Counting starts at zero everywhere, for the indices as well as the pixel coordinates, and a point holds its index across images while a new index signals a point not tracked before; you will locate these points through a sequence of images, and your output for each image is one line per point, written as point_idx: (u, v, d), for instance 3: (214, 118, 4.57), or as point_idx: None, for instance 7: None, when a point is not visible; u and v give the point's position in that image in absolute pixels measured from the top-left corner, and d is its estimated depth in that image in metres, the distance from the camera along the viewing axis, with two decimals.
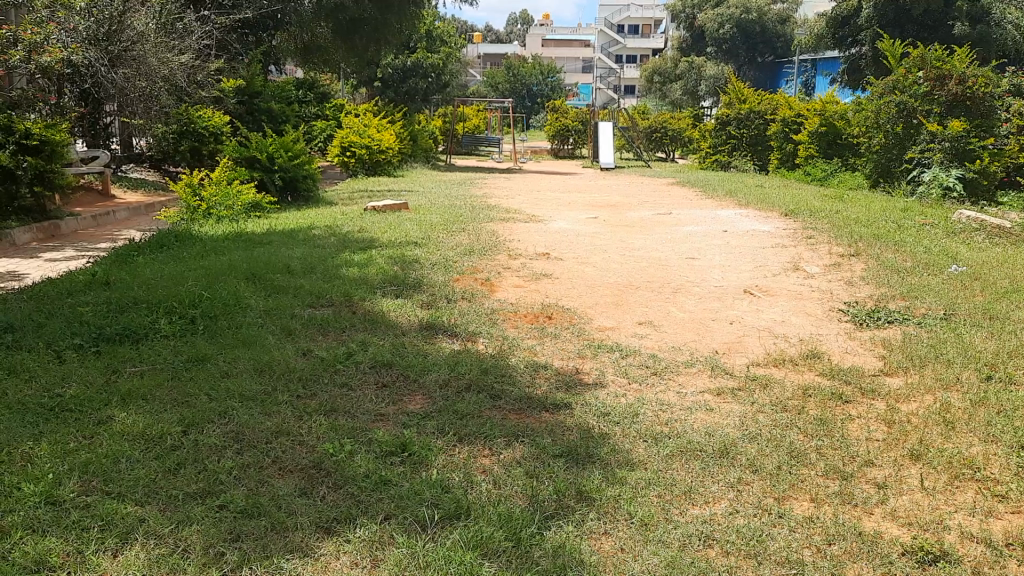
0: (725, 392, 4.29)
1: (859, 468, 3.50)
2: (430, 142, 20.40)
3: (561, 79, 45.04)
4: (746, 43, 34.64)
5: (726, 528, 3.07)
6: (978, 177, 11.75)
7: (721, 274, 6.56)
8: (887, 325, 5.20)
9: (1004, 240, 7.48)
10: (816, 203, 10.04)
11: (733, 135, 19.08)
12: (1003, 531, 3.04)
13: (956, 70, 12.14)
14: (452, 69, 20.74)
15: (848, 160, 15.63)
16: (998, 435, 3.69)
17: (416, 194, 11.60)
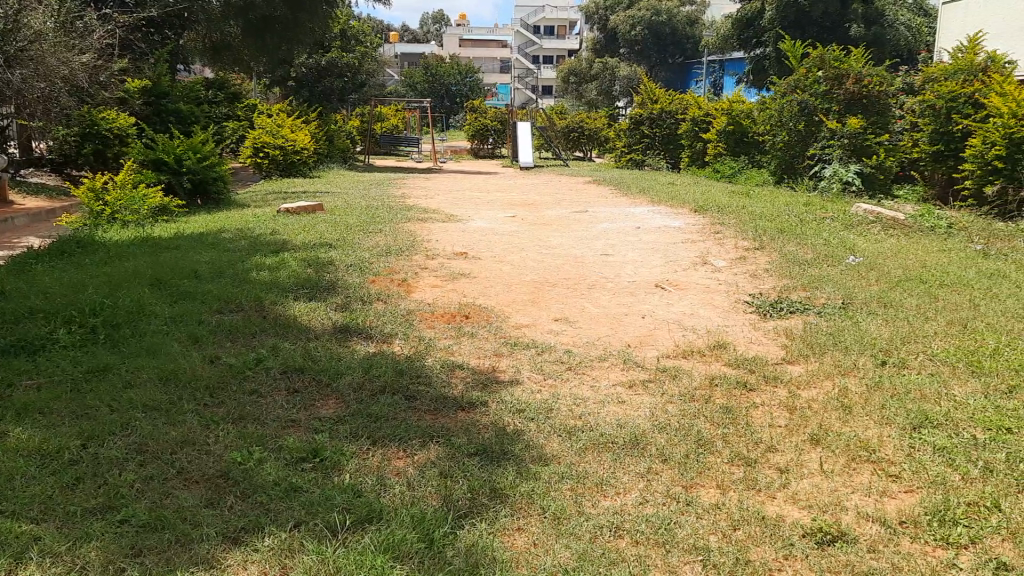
0: (637, 384, 4.37)
1: (762, 454, 3.62)
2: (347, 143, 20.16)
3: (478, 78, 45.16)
4: (657, 45, 35.48)
5: (636, 518, 3.13)
6: (875, 173, 12.19)
7: (634, 269, 6.68)
8: (789, 315, 5.37)
9: (897, 232, 7.84)
10: (724, 199, 10.34)
11: (646, 134, 19.45)
12: (897, 510, 3.19)
13: (853, 69, 12.60)
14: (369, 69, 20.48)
15: (755, 157, 16.09)
16: (891, 417, 3.85)
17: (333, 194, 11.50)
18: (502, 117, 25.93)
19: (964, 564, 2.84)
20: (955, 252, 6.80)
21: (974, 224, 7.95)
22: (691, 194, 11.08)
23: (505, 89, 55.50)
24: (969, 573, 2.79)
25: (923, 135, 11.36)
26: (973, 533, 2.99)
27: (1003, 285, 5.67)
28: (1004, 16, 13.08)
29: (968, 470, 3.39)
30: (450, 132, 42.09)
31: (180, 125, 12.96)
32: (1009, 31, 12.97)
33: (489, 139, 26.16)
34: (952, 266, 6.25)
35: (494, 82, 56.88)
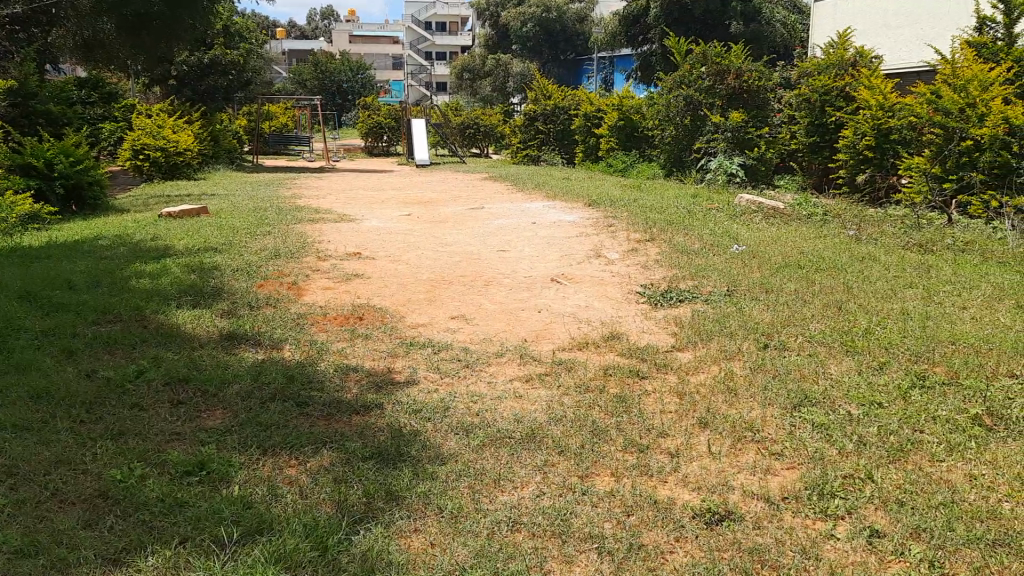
0: (533, 378, 4.40)
1: (654, 440, 3.71)
2: (232, 143, 19.49)
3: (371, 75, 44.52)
4: (549, 41, 35.84)
5: (533, 511, 3.15)
6: (756, 164, 12.78)
7: (530, 265, 6.72)
8: (679, 303, 5.52)
9: (778, 220, 8.20)
10: (616, 192, 10.54)
11: (540, 130, 19.63)
12: (780, 486, 3.32)
13: (733, 65, 13.05)
14: (257, 67, 19.84)
15: (645, 151, 16.51)
16: (774, 398, 4.02)
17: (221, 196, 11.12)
18: (396, 114, 25.66)
19: (841, 534, 2.99)
20: (830, 238, 7.17)
21: (847, 211, 8.39)
22: (585, 189, 11.25)
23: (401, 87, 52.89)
24: (845, 542, 2.94)
25: (800, 127, 11.92)
26: (849, 504, 3.14)
27: (873, 268, 6.00)
28: (871, 14, 13.86)
29: (844, 445, 3.56)
30: (342, 130, 41.34)
31: (48, 126, 12.31)
32: (876, 29, 13.75)
33: (384, 137, 25.87)
34: (828, 251, 6.58)
35: (388, 79, 56.23)
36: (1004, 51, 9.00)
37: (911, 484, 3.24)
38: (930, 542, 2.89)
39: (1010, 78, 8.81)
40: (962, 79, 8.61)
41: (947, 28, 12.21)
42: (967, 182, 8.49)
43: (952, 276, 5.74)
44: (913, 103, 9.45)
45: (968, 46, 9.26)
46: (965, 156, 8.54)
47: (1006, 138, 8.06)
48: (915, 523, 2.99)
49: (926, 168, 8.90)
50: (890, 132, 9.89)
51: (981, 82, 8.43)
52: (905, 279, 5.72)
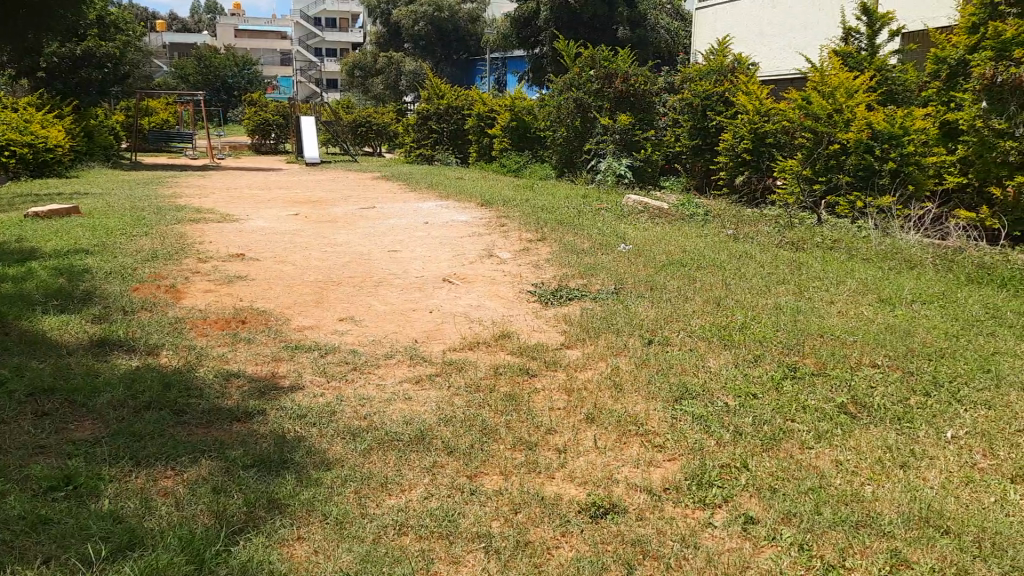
0: (423, 379, 4.37)
1: (542, 437, 3.75)
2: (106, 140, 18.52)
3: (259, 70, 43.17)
4: (441, 40, 35.75)
5: (420, 513, 3.13)
6: (643, 166, 13.17)
7: (422, 265, 6.68)
8: (569, 302, 5.61)
9: (663, 220, 8.46)
10: (509, 192, 10.62)
11: (434, 129, 19.55)
12: (662, 478, 3.42)
13: (620, 68, 13.38)
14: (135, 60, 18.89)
15: (538, 152, 16.75)
16: (657, 392, 4.14)
17: (92, 195, 10.54)
18: (284, 111, 25.06)
19: (718, 522, 3.10)
20: (710, 237, 7.44)
21: (726, 211, 8.75)
22: (477, 188, 11.30)
23: (288, 81, 50.38)
24: (722, 529, 3.05)
25: (684, 130, 12.35)
26: (725, 492, 3.27)
27: (750, 265, 6.28)
28: (748, 23, 14.51)
29: (722, 435, 3.71)
30: (228, 127, 39.89)
31: None
32: (753, 37, 14.40)
33: (272, 134, 25.19)
34: (708, 250, 6.83)
35: (276, 74, 54.31)
36: (868, 61, 9.60)
37: (782, 471, 3.40)
38: (799, 526, 3.03)
39: (872, 86, 9.39)
40: (829, 86, 9.12)
41: (816, 38, 12.92)
42: (834, 183, 9.01)
43: (820, 272, 6.07)
44: (786, 108, 9.94)
45: (835, 55, 9.81)
46: (833, 159, 9.04)
47: (869, 142, 8.58)
48: (786, 509, 3.13)
49: (798, 170, 9.37)
50: (766, 136, 10.37)
51: (847, 89, 8.95)
52: (779, 275, 6.00)
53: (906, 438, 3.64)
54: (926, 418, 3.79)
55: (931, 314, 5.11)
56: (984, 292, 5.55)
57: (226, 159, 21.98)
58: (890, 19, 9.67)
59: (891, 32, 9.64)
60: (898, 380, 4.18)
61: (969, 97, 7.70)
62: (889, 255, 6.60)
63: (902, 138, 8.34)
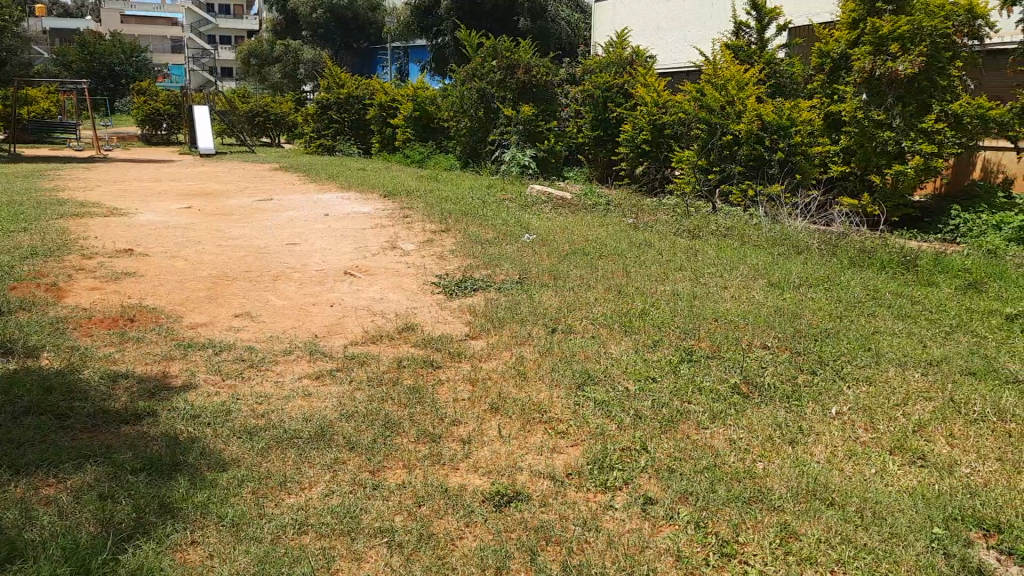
0: (323, 374, 4.28)
1: (446, 429, 3.73)
2: None
3: (149, 58, 41.31)
4: (340, 28, 35.24)
5: (321, 511, 3.06)
6: (547, 156, 13.30)
7: (322, 257, 6.55)
8: (472, 292, 5.61)
9: (565, 210, 8.56)
10: (412, 184, 10.52)
11: (334, 119, 19.17)
12: (564, 463, 3.46)
13: (523, 60, 13.45)
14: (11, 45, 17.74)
15: (442, 143, 16.69)
16: (560, 379, 4.18)
17: None
18: (176, 100, 24.09)
19: (619, 504, 3.16)
20: (610, 226, 7.57)
21: (626, 201, 8.94)
22: (380, 179, 11.16)
23: (180, 70, 48.45)
24: (622, 511, 3.11)
25: (586, 122, 12.55)
26: (625, 475, 3.34)
27: (648, 253, 6.43)
28: (645, 16, 14.81)
29: (622, 419, 3.78)
30: (116, 118, 38.02)
31: None
32: (650, 30, 14.72)
33: (163, 124, 24.17)
34: (609, 239, 6.96)
35: (167, 62, 52.12)
36: (757, 54, 9.95)
37: (679, 452, 3.49)
38: (696, 504, 3.13)
39: (762, 79, 9.74)
40: (722, 79, 9.44)
41: (710, 31, 13.33)
42: (728, 173, 9.34)
43: (714, 258, 6.27)
44: (682, 100, 10.21)
45: (727, 49, 10.14)
46: (726, 150, 9.35)
47: (760, 133, 8.92)
48: (683, 488, 3.22)
49: (694, 161, 9.66)
50: (664, 127, 10.61)
51: (738, 82, 9.27)
52: (676, 262, 6.17)
53: (795, 415, 3.81)
54: (813, 396, 3.97)
55: (817, 297, 5.35)
56: (865, 275, 5.86)
57: (114, 151, 20.94)
58: (778, 14, 10.05)
59: (779, 27, 10.02)
60: (787, 360, 4.37)
61: (850, 89, 8.10)
62: (779, 241, 6.88)
63: (789, 129, 8.71)
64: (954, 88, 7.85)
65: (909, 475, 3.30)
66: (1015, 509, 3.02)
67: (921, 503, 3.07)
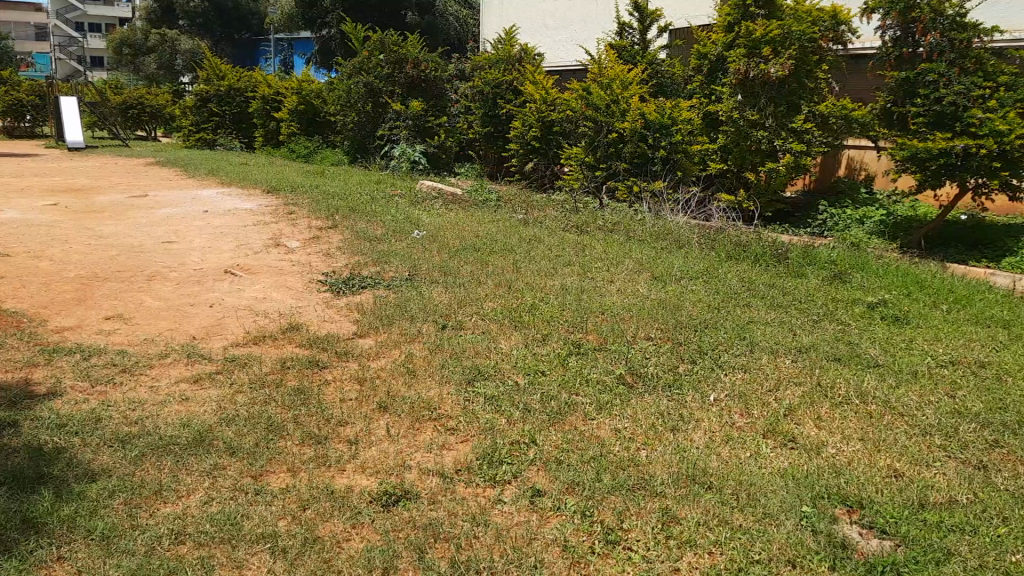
0: (202, 378, 4.11)
1: (333, 429, 3.66)
2: None
3: (10, 45, 38.56)
4: (220, 19, 33.96)
5: (200, 519, 2.94)
6: (437, 152, 13.30)
7: (202, 256, 6.30)
8: (360, 290, 5.52)
9: (456, 205, 8.56)
10: (298, 180, 10.25)
11: (215, 112, 18.48)
12: (454, 460, 3.45)
13: (410, 54, 13.33)
14: None
15: (328, 137, 16.40)
16: (450, 376, 4.17)
17: None
18: (41, 90, 22.60)
19: (508, 498, 3.18)
20: (500, 222, 7.61)
21: (516, 197, 9.02)
22: (263, 175, 10.83)
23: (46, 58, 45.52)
24: (511, 505, 3.13)
25: (477, 118, 12.57)
26: (514, 469, 3.36)
27: (538, 248, 6.50)
28: (533, 14, 14.96)
29: (512, 414, 3.81)
30: None
31: None
32: (538, 28, 14.88)
33: (27, 116, 22.62)
34: (499, 235, 6.99)
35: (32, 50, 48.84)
36: (640, 54, 10.24)
37: (567, 444, 3.55)
38: (583, 494, 3.19)
39: (645, 79, 10.06)
40: (607, 78, 9.68)
41: (595, 32, 13.61)
42: (613, 170, 9.58)
43: (602, 253, 6.41)
44: (570, 97, 10.40)
45: (611, 49, 10.38)
46: (612, 147, 9.59)
47: (643, 131, 9.22)
48: (570, 479, 3.28)
49: (581, 157, 9.85)
50: (552, 124, 10.78)
51: (622, 81, 9.56)
52: (564, 257, 6.27)
53: (676, 403, 3.94)
54: (692, 384, 4.13)
55: (696, 289, 5.56)
56: (740, 268, 6.13)
57: None
58: (659, 16, 10.38)
59: (660, 28, 10.36)
60: (670, 351, 4.52)
61: (727, 90, 8.46)
62: (662, 236, 7.10)
63: (671, 127, 9.02)
64: (820, 90, 8.34)
65: (781, 456, 3.48)
66: (875, 485, 3.23)
67: (791, 483, 3.24)
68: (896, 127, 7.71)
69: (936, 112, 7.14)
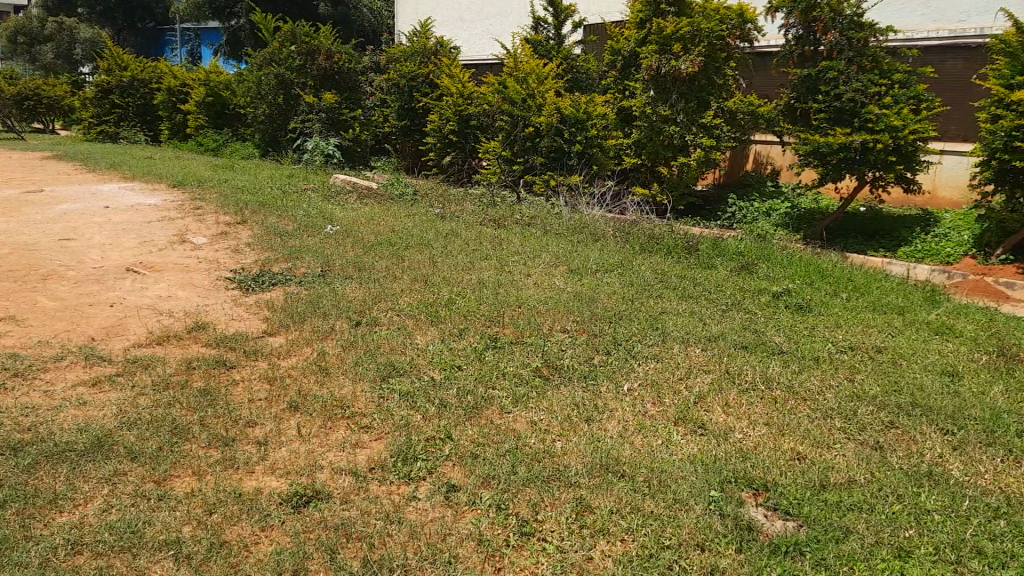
0: (101, 381, 3.94)
1: (241, 430, 3.56)
2: None
3: None
4: (124, 7, 32.62)
5: (98, 527, 2.82)
6: (352, 145, 13.15)
7: (100, 253, 6.03)
8: (271, 287, 5.39)
9: (372, 200, 8.45)
10: (206, 174, 9.93)
11: (117, 104, 17.75)
12: (366, 458, 3.40)
13: (323, 45, 12.98)
14: None
15: (238, 130, 15.99)
16: (364, 372, 4.11)
17: None
18: None
19: (422, 494, 3.16)
20: (415, 216, 7.55)
21: (433, 191, 8.97)
22: (170, 169, 10.45)
23: None
24: (425, 501, 3.10)
25: (392, 111, 12.53)
26: (429, 465, 3.34)
27: (454, 243, 6.48)
28: (450, 8, 14.86)
29: (427, 409, 3.78)
30: None
31: None
32: (456, 22, 14.80)
33: None
34: (415, 229, 6.93)
35: None
36: (556, 49, 10.30)
37: (482, 437, 3.55)
38: (498, 487, 3.19)
39: (560, 74, 10.14)
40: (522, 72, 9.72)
41: (510, 26, 13.62)
42: (530, 164, 9.63)
43: (518, 247, 6.43)
44: (485, 91, 10.39)
45: (526, 43, 10.41)
46: (528, 141, 9.64)
47: (559, 125, 9.30)
48: (485, 472, 3.27)
49: (498, 151, 9.87)
50: (470, 118, 10.77)
51: (538, 76, 9.61)
52: (481, 251, 6.27)
53: (591, 394, 3.99)
54: (607, 374, 4.19)
55: (611, 281, 5.63)
56: (653, 260, 6.25)
57: None
58: (572, 11, 10.46)
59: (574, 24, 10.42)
60: (585, 342, 4.57)
61: (639, 86, 8.59)
62: (578, 229, 7.18)
63: (586, 122, 9.11)
64: (729, 87, 8.57)
65: (690, 443, 3.56)
66: (780, 468, 3.33)
67: (700, 468, 3.32)
68: (799, 123, 7.99)
69: (836, 109, 7.43)
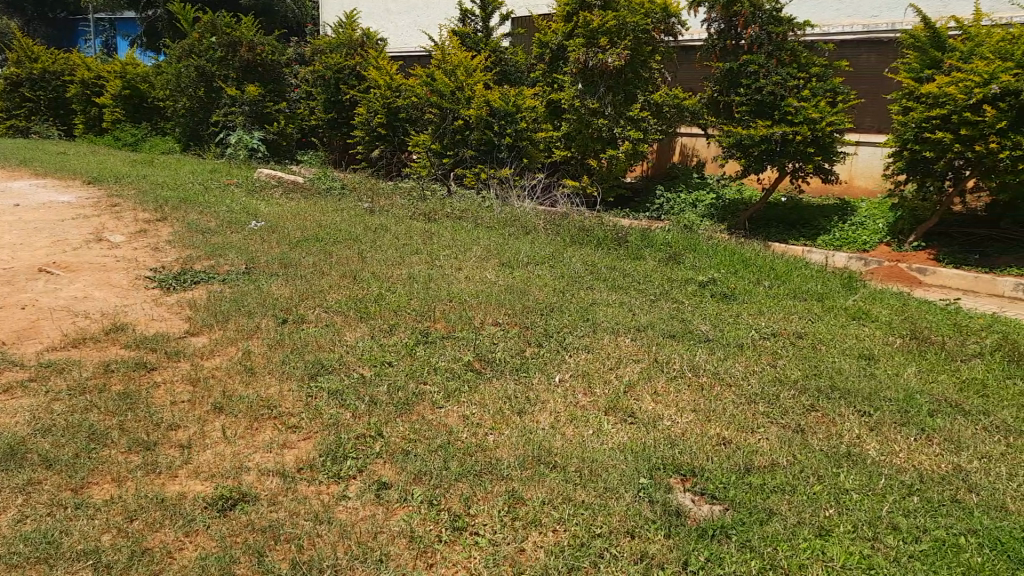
0: (12, 387, 3.77)
1: (163, 434, 3.45)
2: None
3: None
4: None
5: (10, 540, 2.70)
6: (277, 139, 12.95)
7: (9, 254, 5.77)
8: (193, 286, 5.24)
9: (299, 195, 8.31)
10: (124, 170, 9.60)
11: (28, 97, 17.02)
12: (294, 459, 3.35)
13: (245, 36, 12.68)
14: None
15: (157, 124, 15.52)
16: (292, 371, 4.04)
17: None
18: None
19: (352, 493, 3.12)
20: (344, 211, 7.45)
21: (362, 185, 8.86)
22: (86, 164, 10.06)
23: None
24: (355, 500, 3.07)
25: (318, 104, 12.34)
26: (360, 463, 3.30)
27: (383, 237, 6.42)
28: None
29: (356, 407, 3.74)
30: None
31: None
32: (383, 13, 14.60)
33: None
34: (343, 224, 6.84)
35: None
36: (484, 42, 10.26)
37: (414, 433, 3.53)
38: (430, 483, 3.17)
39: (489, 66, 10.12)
40: (451, 64, 9.66)
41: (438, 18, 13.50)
42: (461, 157, 9.59)
43: (449, 241, 6.41)
44: (414, 84, 10.30)
45: (454, 35, 10.35)
46: (458, 134, 9.60)
47: (488, 118, 9.28)
48: (417, 469, 3.26)
49: (428, 144, 9.80)
50: (399, 111, 10.66)
51: (467, 68, 9.57)
52: (412, 246, 6.23)
53: (522, 386, 4.01)
54: (538, 366, 4.21)
55: (543, 274, 5.67)
56: (583, 252, 6.31)
57: None
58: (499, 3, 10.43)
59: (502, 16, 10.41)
60: (516, 335, 4.58)
61: (568, 78, 8.64)
62: (509, 221, 7.19)
63: (516, 115, 9.12)
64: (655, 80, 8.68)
65: (620, 432, 3.61)
66: (707, 453, 3.41)
67: (630, 457, 3.37)
68: (723, 115, 8.15)
69: (758, 101, 7.62)
